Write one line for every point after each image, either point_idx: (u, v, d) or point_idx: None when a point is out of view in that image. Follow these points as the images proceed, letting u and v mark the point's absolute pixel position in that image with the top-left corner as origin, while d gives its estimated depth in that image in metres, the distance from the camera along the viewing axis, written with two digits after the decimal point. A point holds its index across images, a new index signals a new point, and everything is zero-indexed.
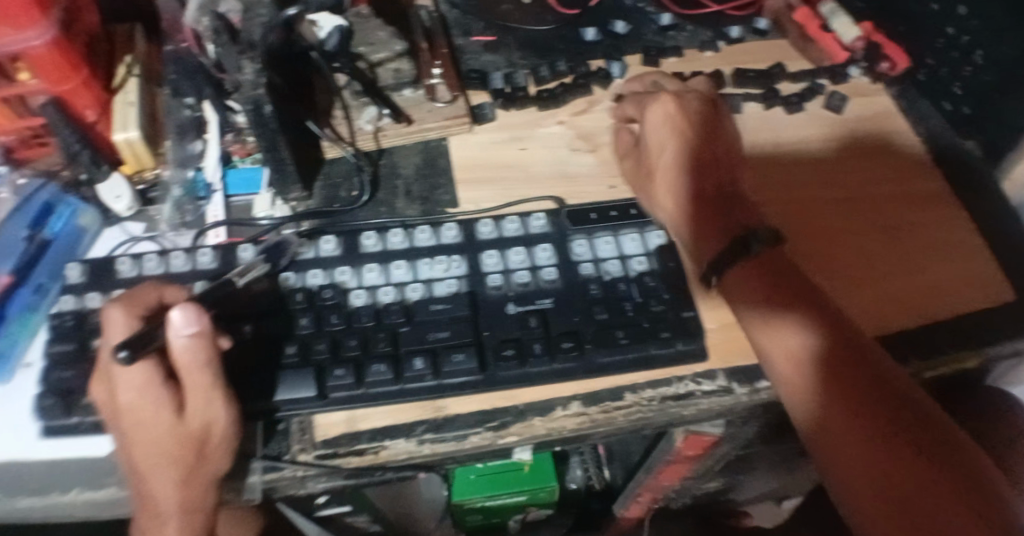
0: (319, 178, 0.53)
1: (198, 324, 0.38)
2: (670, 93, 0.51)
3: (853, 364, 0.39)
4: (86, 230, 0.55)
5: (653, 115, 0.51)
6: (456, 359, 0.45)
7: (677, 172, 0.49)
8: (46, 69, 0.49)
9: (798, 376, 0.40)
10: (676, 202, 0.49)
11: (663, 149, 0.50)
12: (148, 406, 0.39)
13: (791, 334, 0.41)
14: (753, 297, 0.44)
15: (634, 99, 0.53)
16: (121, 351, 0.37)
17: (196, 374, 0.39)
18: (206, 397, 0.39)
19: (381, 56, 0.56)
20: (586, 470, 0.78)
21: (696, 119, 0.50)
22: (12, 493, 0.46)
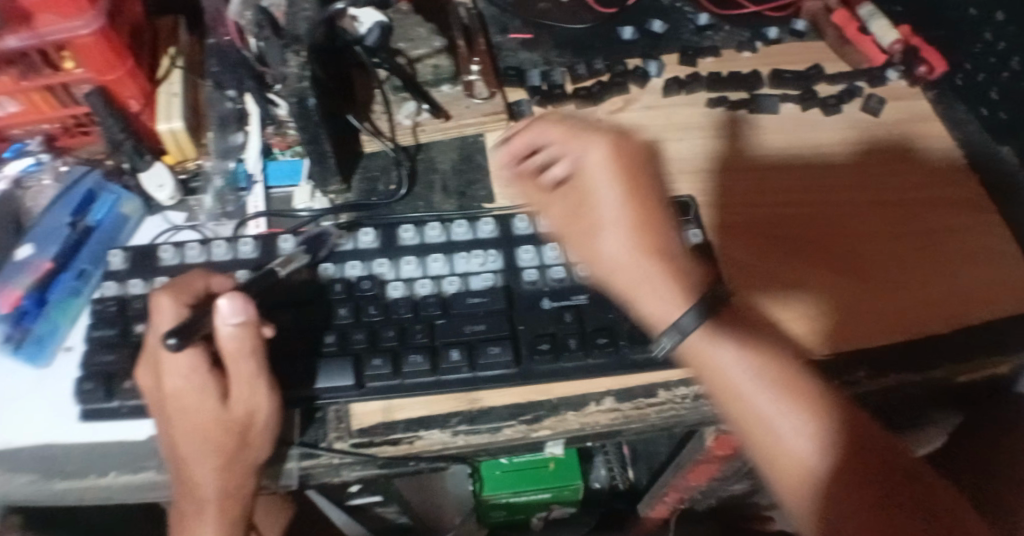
0: (357, 170, 0.54)
1: (244, 315, 0.39)
2: (608, 136, 0.40)
3: (852, 440, 0.34)
4: (129, 217, 0.55)
5: (575, 148, 0.40)
6: (492, 352, 0.46)
7: (626, 225, 0.38)
8: (92, 59, 0.51)
9: (786, 460, 0.34)
10: (642, 265, 0.37)
11: (602, 195, 0.39)
12: (194, 392, 0.40)
13: (775, 409, 0.35)
14: (730, 366, 0.35)
15: (561, 138, 0.41)
16: (171, 337, 0.38)
17: (240, 359, 0.40)
18: (251, 385, 0.40)
19: (420, 52, 0.55)
20: (610, 470, 0.80)
21: (637, 159, 0.39)
22: (48, 476, 0.45)
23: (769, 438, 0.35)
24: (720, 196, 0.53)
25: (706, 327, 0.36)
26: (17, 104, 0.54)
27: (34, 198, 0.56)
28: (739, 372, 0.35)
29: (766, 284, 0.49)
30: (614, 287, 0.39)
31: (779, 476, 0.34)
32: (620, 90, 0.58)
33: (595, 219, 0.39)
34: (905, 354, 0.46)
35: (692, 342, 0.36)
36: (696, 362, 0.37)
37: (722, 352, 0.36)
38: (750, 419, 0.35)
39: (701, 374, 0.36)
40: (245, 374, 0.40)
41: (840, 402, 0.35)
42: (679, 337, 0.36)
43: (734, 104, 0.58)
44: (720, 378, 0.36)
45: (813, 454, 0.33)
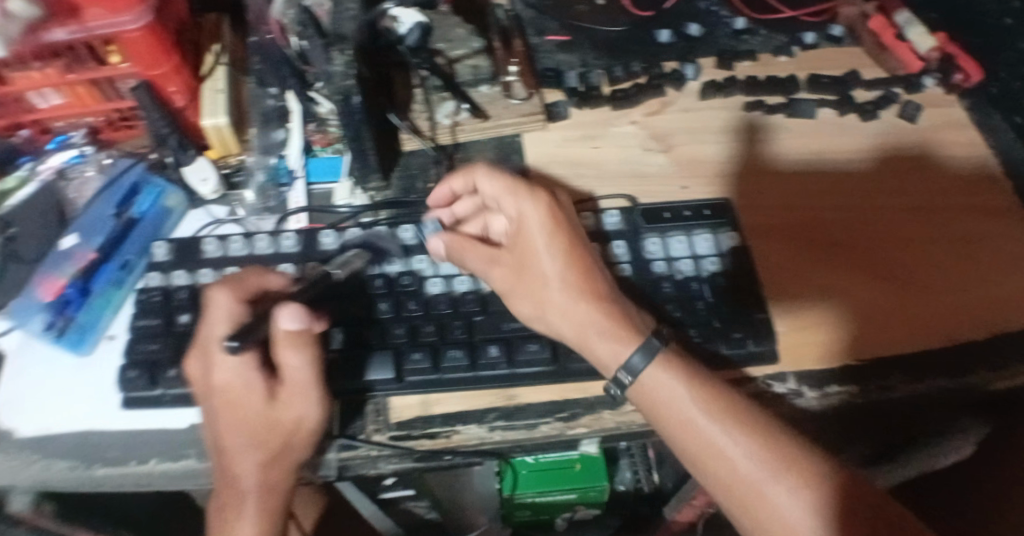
0: (397, 168, 0.55)
1: (303, 322, 0.41)
2: (546, 193, 0.46)
3: (791, 458, 0.39)
4: (172, 210, 0.57)
5: (512, 207, 0.46)
6: (530, 349, 0.46)
7: (564, 280, 0.44)
8: (139, 54, 0.52)
9: (731, 478, 0.40)
10: (583, 312, 0.44)
11: (540, 254, 0.45)
12: (238, 390, 0.43)
13: (721, 438, 0.40)
14: (674, 401, 0.41)
15: (508, 192, 0.46)
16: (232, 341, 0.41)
17: (294, 362, 0.42)
18: (302, 391, 0.42)
19: (459, 53, 0.58)
20: (636, 473, 0.79)
21: (565, 218, 0.46)
22: (90, 463, 0.46)
23: (715, 461, 0.40)
24: (754, 198, 0.54)
25: (655, 364, 0.42)
26: (62, 96, 0.56)
27: (78, 188, 0.58)
28: (681, 406, 0.41)
29: (796, 288, 0.50)
30: (566, 336, 0.44)
31: (727, 493, 0.40)
32: (657, 93, 0.59)
33: (538, 275, 0.45)
34: (940, 359, 0.47)
35: (638, 382, 0.42)
36: (646, 401, 0.42)
37: (665, 391, 0.41)
38: (697, 446, 0.40)
39: (653, 412, 0.42)
40: (302, 380, 0.42)
41: (774, 426, 0.41)
42: (626, 377, 0.42)
43: (771, 108, 0.58)
44: (668, 414, 0.41)
45: (752, 468, 0.39)
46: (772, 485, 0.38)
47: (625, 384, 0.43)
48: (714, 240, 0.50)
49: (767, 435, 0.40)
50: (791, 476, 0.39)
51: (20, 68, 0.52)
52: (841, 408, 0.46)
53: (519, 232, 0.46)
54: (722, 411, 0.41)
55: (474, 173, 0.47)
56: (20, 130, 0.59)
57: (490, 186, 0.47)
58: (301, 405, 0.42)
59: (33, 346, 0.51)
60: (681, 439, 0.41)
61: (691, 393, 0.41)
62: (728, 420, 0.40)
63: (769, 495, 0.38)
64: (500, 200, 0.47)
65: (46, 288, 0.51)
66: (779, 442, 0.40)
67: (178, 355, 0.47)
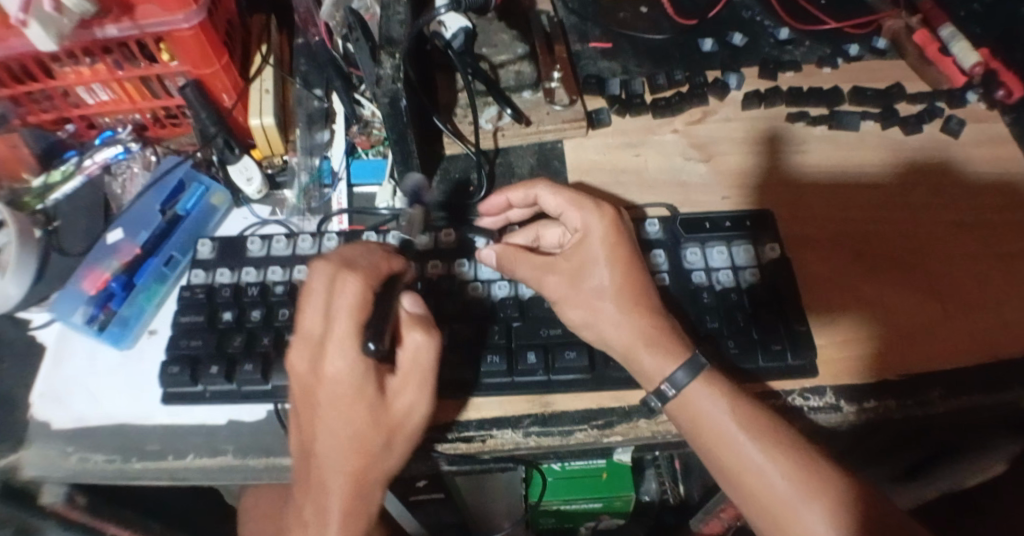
0: (437, 172, 0.56)
1: (421, 310, 0.42)
2: (614, 208, 0.47)
3: (810, 473, 0.39)
4: (216, 208, 0.57)
5: (576, 220, 0.47)
6: (568, 357, 0.46)
7: (619, 292, 0.44)
8: (192, 54, 0.53)
9: (765, 496, 0.39)
10: (628, 325, 0.43)
11: (597, 264, 0.45)
12: (347, 385, 0.39)
13: (744, 451, 0.40)
14: (709, 417, 0.41)
15: (572, 201, 0.47)
16: (370, 342, 0.37)
17: (413, 345, 0.40)
18: (419, 382, 0.41)
19: (503, 58, 0.57)
20: (661, 483, 0.84)
21: (626, 234, 0.46)
22: (128, 456, 0.47)
23: (751, 479, 0.40)
24: (797, 210, 0.54)
25: (693, 380, 0.41)
26: (109, 92, 0.57)
27: (123, 184, 0.59)
28: (721, 423, 0.40)
29: (840, 300, 0.49)
30: (613, 345, 0.44)
31: (759, 511, 0.40)
32: (699, 102, 0.59)
33: (594, 285, 0.44)
34: (981, 376, 0.46)
35: (681, 396, 0.42)
36: (684, 415, 0.42)
37: (706, 406, 0.41)
38: (734, 462, 0.40)
39: (688, 424, 0.42)
40: (420, 368, 0.41)
41: (799, 442, 0.40)
42: (669, 390, 0.42)
43: (814, 119, 0.58)
44: (706, 429, 0.41)
45: (788, 488, 0.39)
46: (796, 503, 0.38)
47: (667, 397, 0.42)
48: (755, 252, 0.50)
49: (805, 458, 0.39)
50: (828, 500, 0.38)
51: (70, 63, 0.53)
52: (878, 423, 0.46)
53: (578, 243, 0.46)
54: (763, 430, 0.40)
55: (537, 187, 0.48)
56: (66, 125, 0.60)
57: (554, 200, 0.48)
58: (411, 396, 0.41)
59: (73, 338, 0.52)
60: (707, 450, 0.41)
61: (731, 410, 0.41)
62: (767, 440, 0.40)
63: (804, 517, 0.38)
64: (565, 211, 0.47)
65: (90, 281, 0.52)
66: (818, 466, 0.39)
67: (219, 353, 0.47)
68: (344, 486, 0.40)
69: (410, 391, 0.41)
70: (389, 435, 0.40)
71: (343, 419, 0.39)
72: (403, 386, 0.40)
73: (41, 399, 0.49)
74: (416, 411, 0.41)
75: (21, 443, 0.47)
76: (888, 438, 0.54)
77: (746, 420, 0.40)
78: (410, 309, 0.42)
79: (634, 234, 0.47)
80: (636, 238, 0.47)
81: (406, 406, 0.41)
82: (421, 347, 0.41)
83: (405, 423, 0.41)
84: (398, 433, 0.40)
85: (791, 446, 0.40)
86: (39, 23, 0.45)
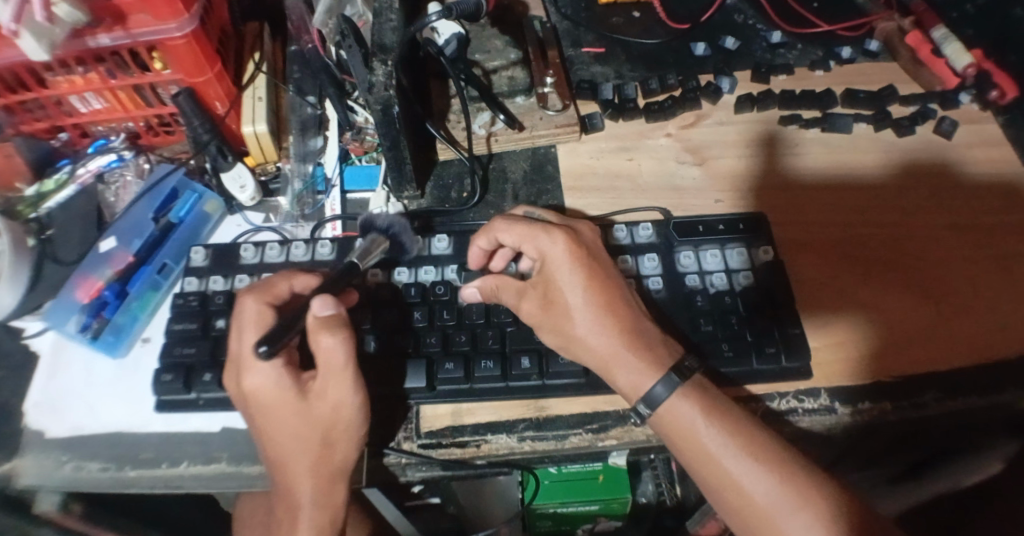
0: (430, 177, 0.56)
1: (335, 308, 0.41)
2: (565, 229, 0.46)
3: (792, 487, 0.38)
4: (210, 216, 0.57)
5: (533, 251, 0.46)
6: (563, 361, 0.46)
7: (592, 311, 0.43)
8: (184, 63, 0.53)
9: (748, 510, 0.39)
10: (620, 332, 0.43)
11: (563, 285, 0.44)
12: (270, 390, 0.41)
13: (725, 466, 0.39)
14: (691, 433, 0.40)
15: (526, 236, 0.45)
16: (263, 345, 0.39)
17: (322, 346, 0.40)
18: (339, 381, 0.40)
19: (495, 64, 0.58)
20: (658, 485, 0.82)
21: (589, 252, 0.45)
22: (121, 464, 0.46)
23: (733, 492, 0.39)
24: (792, 215, 0.53)
25: (674, 394, 0.41)
26: (103, 101, 0.57)
27: (117, 193, 0.59)
28: (702, 437, 0.40)
29: (834, 304, 0.49)
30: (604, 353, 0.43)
31: (743, 523, 0.40)
32: (692, 106, 0.59)
33: (565, 307, 0.43)
34: (977, 378, 0.46)
35: (660, 411, 0.41)
36: (666, 427, 0.41)
37: (685, 420, 0.41)
38: (717, 477, 0.40)
39: (671, 438, 0.41)
40: (335, 368, 0.40)
41: (780, 455, 0.40)
42: (644, 409, 0.41)
43: (806, 122, 0.58)
44: (687, 443, 0.40)
45: (769, 502, 0.38)
46: (777, 517, 0.38)
47: (645, 415, 0.42)
48: (747, 255, 0.50)
49: (788, 470, 0.39)
50: (810, 514, 0.38)
51: (63, 72, 0.53)
52: (872, 425, 0.46)
53: (545, 270, 0.45)
54: (743, 444, 0.40)
55: (493, 228, 0.46)
56: (60, 134, 0.60)
57: (511, 235, 0.46)
58: (335, 393, 0.41)
59: (68, 347, 0.52)
60: (692, 464, 0.41)
61: (712, 425, 0.40)
62: (748, 453, 0.39)
63: (785, 529, 0.38)
64: (520, 246, 0.45)
65: (84, 289, 0.53)
66: (801, 478, 0.39)
67: (214, 361, 0.47)
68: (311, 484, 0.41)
69: (332, 389, 0.40)
70: (327, 431, 0.41)
71: (285, 427, 0.41)
72: (326, 386, 0.41)
73: (34, 410, 0.49)
74: (347, 406, 0.41)
75: (15, 452, 0.47)
76: (886, 441, 0.53)
77: (728, 434, 0.40)
78: (319, 311, 0.40)
79: (600, 249, 0.46)
80: (602, 253, 0.46)
81: (335, 403, 0.41)
82: (331, 348, 0.40)
83: (339, 418, 0.41)
84: (334, 430, 0.41)
85: (772, 458, 0.39)
86: (30, 33, 0.45)
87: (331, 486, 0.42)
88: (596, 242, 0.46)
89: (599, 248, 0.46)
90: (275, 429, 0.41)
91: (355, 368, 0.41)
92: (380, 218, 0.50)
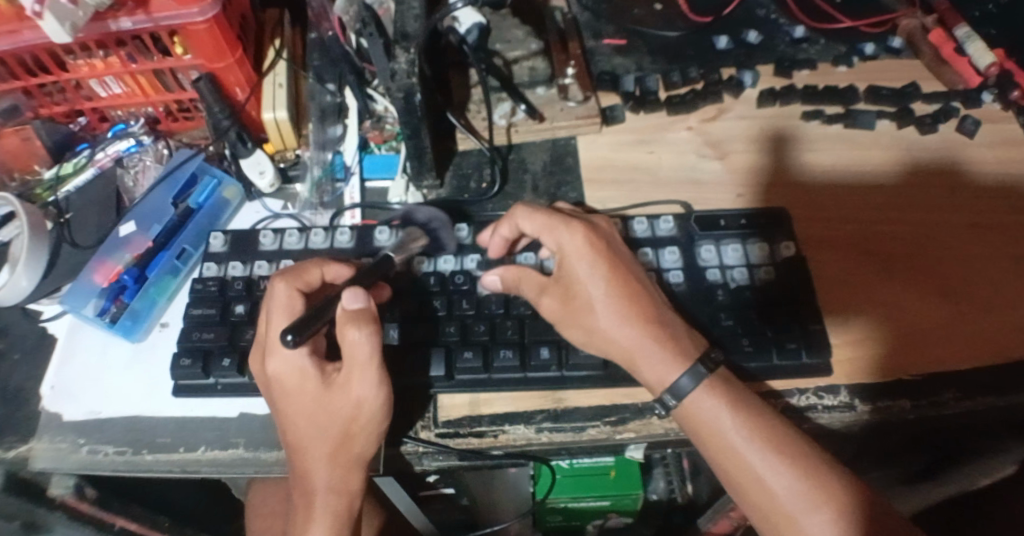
0: (449, 167, 0.56)
1: (366, 303, 0.41)
2: (584, 222, 0.45)
3: (814, 482, 0.38)
4: (229, 202, 0.57)
5: (551, 243, 0.45)
6: (583, 353, 0.45)
7: (611, 305, 0.43)
8: (204, 47, 0.53)
9: (769, 505, 0.39)
10: (643, 327, 0.42)
11: (583, 279, 0.43)
12: (295, 379, 0.41)
13: (748, 460, 0.39)
14: (715, 426, 0.40)
15: (545, 227, 0.45)
16: (289, 334, 0.38)
17: (350, 340, 0.40)
18: (363, 374, 0.40)
19: (517, 54, 0.58)
20: (669, 483, 0.82)
21: (604, 244, 0.45)
22: (137, 449, 0.47)
23: (754, 488, 0.39)
24: (811, 211, 0.53)
25: (700, 387, 0.41)
26: (123, 85, 0.57)
27: (136, 177, 0.59)
28: (725, 430, 0.40)
29: (851, 300, 0.49)
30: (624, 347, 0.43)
31: (763, 518, 0.39)
32: (714, 100, 0.59)
33: (584, 302, 0.43)
34: (997, 378, 0.46)
35: (683, 404, 0.41)
36: (689, 421, 0.41)
37: (708, 414, 0.41)
38: (739, 470, 0.40)
39: (694, 431, 0.41)
40: (360, 363, 0.40)
41: (805, 451, 0.39)
42: (670, 401, 0.41)
43: (829, 118, 0.58)
44: (710, 436, 0.40)
45: (791, 498, 0.38)
46: (799, 513, 0.38)
47: (669, 406, 0.42)
48: (769, 250, 0.49)
49: (810, 467, 0.39)
50: (832, 512, 0.38)
51: (84, 55, 0.53)
52: (891, 423, 0.45)
53: (564, 266, 0.45)
54: (766, 439, 0.39)
55: (515, 214, 0.46)
56: (79, 118, 0.60)
57: (531, 224, 0.45)
58: (358, 387, 0.40)
59: (84, 330, 0.52)
60: (714, 457, 0.41)
61: (736, 419, 0.40)
62: (771, 449, 0.39)
63: (806, 526, 0.38)
64: (541, 236, 0.45)
65: (101, 273, 0.53)
66: (824, 475, 0.39)
67: (232, 346, 0.47)
68: (329, 471, 0.41)
69: (356, 383, 0.40)
70: (348, 423, 0.41)
71: (304, 416, 0.41)
72: (350, 380, 0.41)
73: (51, 394, 0.49)
74: (369, 402, 0.41)
75: (32, 435, 0.47)
76: (901, 440, 0.53)
77: (752, 429, 0.40)
78: (348, 304, 0.40)
79: (619, 244, 0.46)
80: (620, 248, 0.46)
81: (356, 398, 0.41)
82: (358, 342, 0.40)
83: (359, 415, 0.41)
84: (354, 424, 0.41)
85: (796, 454, 0.39)
86: (54, 15, 0.45)
87: (349, 472, 0.42)
88: (614, 239, 0.46)
89: (617, 243, 0.46)
90: (294, 415, 0.41)
91: (380, 365, 0.41)
92: (420, 213, 0.53)
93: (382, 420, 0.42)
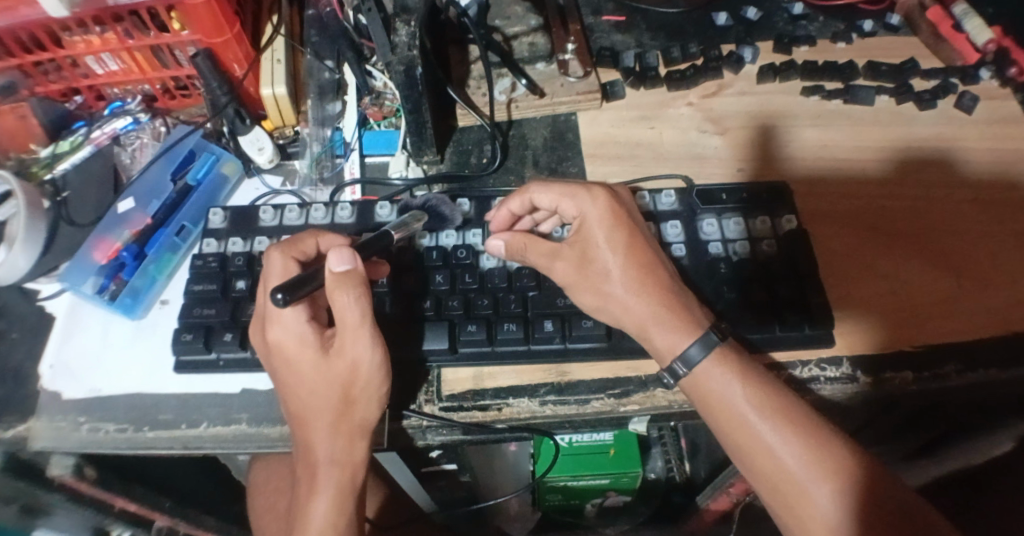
0: (450, 143, 0.57)
1: (353, 265, 0.41)
2: (606, 188, 0.46)
3: (820, 451, 0.39)
4: (228, 178, 0.57)
5: (571, 210, 0.45)
6: (586, 325, 0.46)
7: (626, 272, 0.43)
8: (202, 22, 0.53)
9: (776, 475, 0.39)
10: (645, 303, 0.42)
11: (600, 248, 0.44)
12: (296, 347, 0.41)
13: (756, 429, 0.40)
14: (724, 396, 0.41)
15: (562, 189, 0.45)
16: (279, 293, 0.39)
17: (342, 303, 0.40)
18: (355, 337, 0.40)
19: (517, 30, 0.60)
20: (667, 462, 0.83)
21: (625, 213, 0.45)
22: (140, 425, 0.46)
23: (763, 459, 0.40)
24: (814, 185, 0.53)
25: (710, 357, 0.41)
26: (119, 62, 0.56)
27: (133, 154, 0.59)
28: (734, 400, 0.40)
29: (859, 275, 0.49)
30: (626, 323, 0.43)
31: (769, 487, 0.40)
32: (714, 76, 0.59)
33: (600, 266, 0.43)
34: (999, 349, 0.46)
35: (693, 374, 0.41)
36: (697, 392, 0.42)
37: (720, 385, 0.41)
38: (746, 440, 0.40)
39: (703, 402, 0.42)
40: (349, 325, 0.40)
41: (812, 422, 0.40)
42: (681, 369, 0.41)
43: (828, 94, 0.58)
44: (718, 407, 0.41)
45: (798, 467, 0.39)
46: (805, 481, 0.38)
47: (679, 375, 0.42)
48: (771, 224, 0.50)
49: (819, 438, 0.39)
50: (837, 481, 0.38)
51: (81, 32, 0.53)
52: (894, 395, 0.46)
53: (581, 228, 0.45)
54: (775, 410, 0.40)
55: (530, 190, 0.46)
56: (75, 96, 0.60)
57: (548, 197, 0.46)
58: (356, 349, 0.41)
59: (83, 309, 0.51)
60: (723, 428, 0.41)
61: (746, 391, 0.40)
62: (781, 420, 0.39)
63: (810, 495, 0.38)
64: (559, 207, 0.46)
65: (101, 250, 0.53)
66: (831, 445, 0.39)
67: (234, 322, 0.47)
68: (334, 443, 0.42)
69: (349, 347, 0.41)
70: (346, 387, 0.41)
71: (306, 383, 0.41)
72: (343, 344, 0.41)
73: (50, 372, 0.49)
74: (364, 364, 0.41)
75: (31, 414, 0.47)
76: (902, 415, 0.54)
77: (761, 400, 0.40)
78: (336, 266, 0.40)
79: (634, 207, 0.47)
80: (637, 215, 0.46)
81: (354, 359, 0.41)
82: (348, 305, 0.40)
83: (357, 377, 0.41)
84: (354, 388, 0.41)
85: (804, 423, 0.40)
86: None
87: (351, 444, 0.42)
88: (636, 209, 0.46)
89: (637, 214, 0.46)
90: (292, 383, 0.42)
91: (373, 327, 0.41)
92: (415, 200, 0.51)
93: (381, 379, 0.42)
